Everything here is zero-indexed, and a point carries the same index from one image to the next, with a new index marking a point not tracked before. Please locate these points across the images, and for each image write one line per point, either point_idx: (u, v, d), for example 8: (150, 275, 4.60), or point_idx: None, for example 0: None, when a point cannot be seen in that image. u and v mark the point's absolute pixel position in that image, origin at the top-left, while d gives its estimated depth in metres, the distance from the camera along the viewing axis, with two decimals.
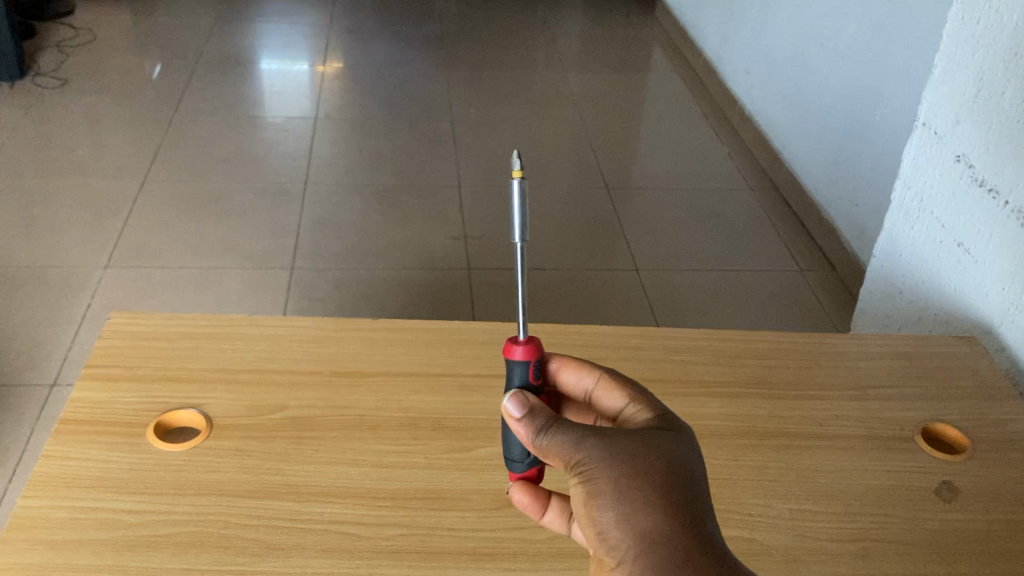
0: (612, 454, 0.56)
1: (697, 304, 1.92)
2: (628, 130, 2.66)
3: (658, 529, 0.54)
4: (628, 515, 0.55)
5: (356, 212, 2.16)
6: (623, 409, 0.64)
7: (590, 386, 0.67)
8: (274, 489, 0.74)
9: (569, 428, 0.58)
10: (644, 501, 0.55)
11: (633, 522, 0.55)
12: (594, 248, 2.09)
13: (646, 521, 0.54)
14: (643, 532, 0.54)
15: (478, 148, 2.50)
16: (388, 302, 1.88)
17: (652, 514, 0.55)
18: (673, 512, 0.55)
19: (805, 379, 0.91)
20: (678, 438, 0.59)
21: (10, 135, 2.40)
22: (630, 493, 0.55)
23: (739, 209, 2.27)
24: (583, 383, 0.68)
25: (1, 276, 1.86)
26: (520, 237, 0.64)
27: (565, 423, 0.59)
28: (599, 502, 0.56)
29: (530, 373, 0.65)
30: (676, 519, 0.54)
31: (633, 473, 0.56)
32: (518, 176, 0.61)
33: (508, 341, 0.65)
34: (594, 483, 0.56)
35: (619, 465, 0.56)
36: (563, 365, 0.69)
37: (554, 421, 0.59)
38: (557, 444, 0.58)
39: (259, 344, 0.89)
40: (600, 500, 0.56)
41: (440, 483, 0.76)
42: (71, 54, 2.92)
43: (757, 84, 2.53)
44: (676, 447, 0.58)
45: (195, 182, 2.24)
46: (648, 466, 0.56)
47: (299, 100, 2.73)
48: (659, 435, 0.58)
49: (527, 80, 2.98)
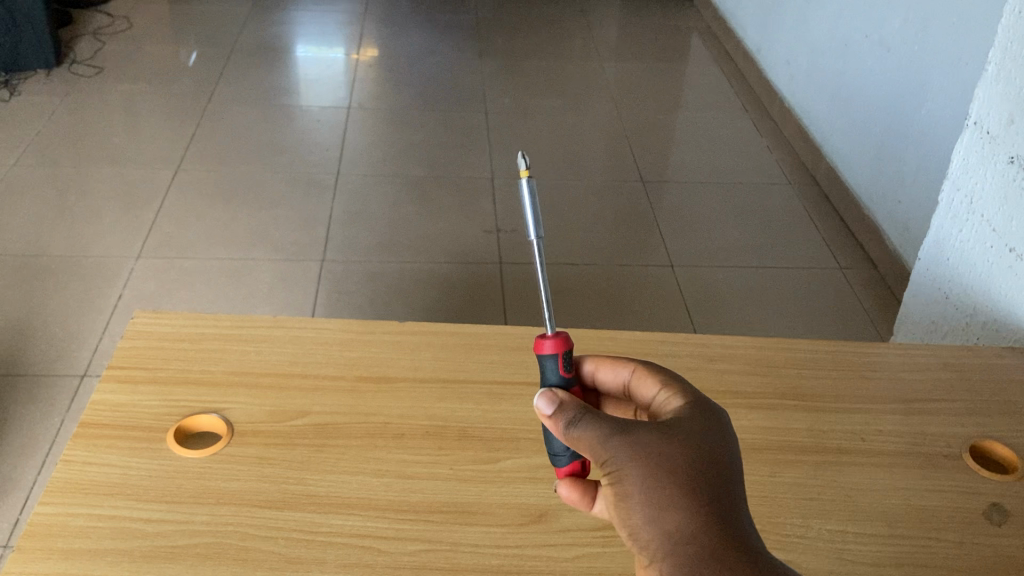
0: (640, 451, 0.54)
1: (733, 303, 1.88)
2: (665, 122, 2.61)
3: (686, 532, 0.52)
4: (655, 516, 0.53)
5: (388, 204, 2.14)
6: (655, 398, 0.61)
7: (625, 377, 0.65)
8: (295, 500, 0.72)
9: (598, 422, 0.55)
10: (673, 502, 0.53)
11: (661, 523, 0.53)
12: (629, 243, 2.05)
13: (673, 523, 0.52)
14: (671, 533, 0.52)
15: (513, 140, 2.47)
16: (419, 296, 1.86)
17: (680, 515, 0.52)
18: (701, 514, 0.53)
19: (848, 391, 0.87)
20: (710, 430, 0.56)
21: (46, 122, 2.41)
22: (658, 493, 0.53)
23: (779, 204, 2.23)
24: (619, 377, 0.65)
25: (34, 264, 1.87)
26: (535, 236, 0.65)
27: (594, 416, 0.55)
28: (628, 503, 0.54)
29: (561, 365, 0.63)
30: (704, 519, 0.52)
31: (663, 472, 0.53)
32: (525, 175, 0.63)
33: (537, 337, 0.64)
34: (623, 485, 0.54)
35: (647, 463, 0.53)
36: (598, 364, 0.67)
37: (585, 412, 0.56)
38: (586, 438, 0.55)
39: (284, 346, 0.87)
40: (630, 501, 0.54)
41: (465, 496, 0.74)
42: (107, 42, 2.92)
43: (798, 76, 2.47)
44: (708, 440, 0.55)
45: (229, 172, 2.23)
46: (679, 465, 0.54)
47: (332, 88, 2.72)
48: (688, 427, 0.56)
49: (563, 70, 2.94)
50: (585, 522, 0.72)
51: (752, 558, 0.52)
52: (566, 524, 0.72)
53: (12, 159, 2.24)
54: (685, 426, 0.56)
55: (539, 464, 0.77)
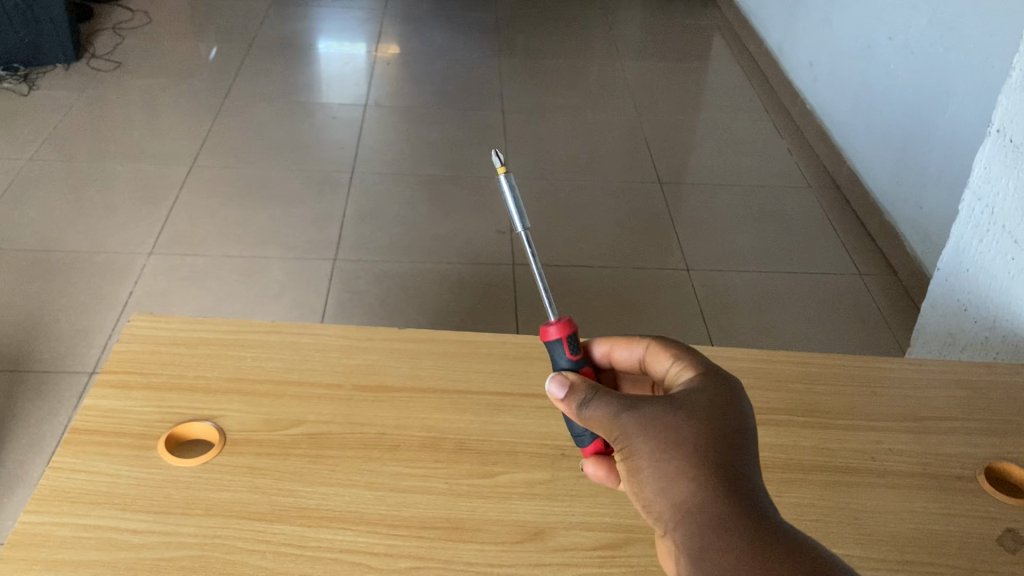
0: (647, 425, 0.55)
1: (748, 309, 1.85)
2: (684, 123, 2.58)
3: (693, 501, 0.53)
4: (666, 488, 0.54)
5: (402, 203, 2.12)
6: (668, 370, 0.62)
7: (639, 354, 0.65)
8: (284, 512, 0.71)
9: (609, 399, 0.56)
10: (681, 472, 0.54)
11: (670, 493, 0.54)
12: (644, 246, 2.03)
13: (681, 492, 0.53)
14: (680, 502, 0.53)
15: (530, 140, 2.45)
16: (431, 297, 1.84)
17: (689, 486, 0.53)
18: (709, 481, 0.53)
19: (858, 408, 0.84)
20: (722, 402, 0.56)
21: (63, 117, 2.42)
22: (667, 465, 0.54)
23: (798, 208, 2.19)
24: (634, 355, 0.66)
25: (46, 259, 1.87)
26: (523, 227, 0.68)
27: (605, 394, 0.56)
28: (641, 476, 0.55)
29: (570, 348, 0.65)
30: (712, 487, 0.53)
31: (669, 444, 0.54)
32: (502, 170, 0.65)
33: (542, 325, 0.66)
34: (634, 459, 0.55)
35: (655, 437, 0.54)
36: (612, 346, 0.67)
37: (595, 391, 0.56)
38: (597, 416, 0.56)
39: (281, 352, 0.86)
40: (642, 474, 0.55)
41: (459, 511, 0.72)
42: (126, 37, 2.93)
43: (820, 78, 2.43)
44: (718, 412, 0.56)
45: (243, 169, 2.22)
46: (686, 436, 0.54)
47: (350, 86, 2.70)
48: (700, 400, 0.56)
49: (582, 69, 2.91)
50: (582, 541, 0.70)
51: (761, 523, 0.52)
52: (562, 543, 0.70)
53: (29, 153, 2.24)
54: (694, 399, 0.56)
55: (537, 480, 0.75)
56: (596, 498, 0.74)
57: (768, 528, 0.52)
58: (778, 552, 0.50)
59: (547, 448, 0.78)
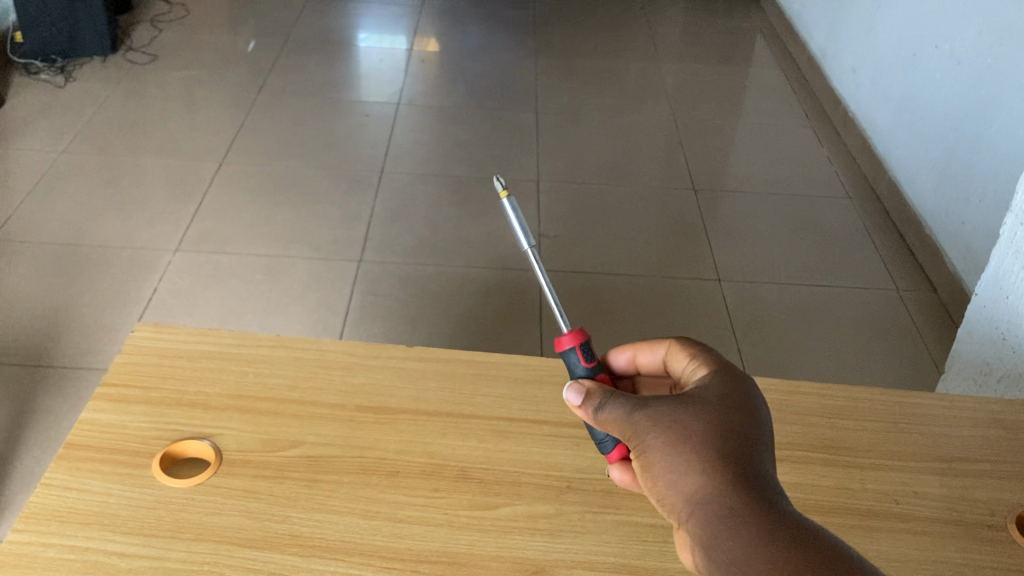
0: (656, 417, 0.53)
1: (780, 323, 1.80)
2: (722, 128, 2.53)
3: (703, 491, 0.50)
4: (678, 480, 0.51)
5: (430, 205, 2.10)
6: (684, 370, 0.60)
7: (661, 356, 0.63)
8: (276, 539, 0.68)
9: (623, 400, 0.55)
10: (691, 464, 0.51)
11: (680, 483, 0.51)
12: (676, 254, 1.98)
13: (691, 480, 0.51)
14: (691, 491, 0.51)
15: (563, 143, 2.41)
16: (456, 302, 1.81)
17: (700, 475, 0.51)
18: (719, 469, 0.51)
19: (884, 446, 0.80)
20: (738, 400, 0.54)
21: (98, 109, 2.43)
22: (678, 457, 0.52)
23: (835, 218, 2.14)
24: (657, 357, 0.63)
25: (73, 254, 1.87)
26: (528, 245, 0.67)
27: (619, 396, 0.55)
28: (654, 472, 0.53)
29: (585, 358, 0.62)
30: (722, 474, 0.50)
31: (679, 435, 0.52)
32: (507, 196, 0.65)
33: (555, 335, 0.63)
34: (647, 454, 0.53)
35: (666, 430, 0.53)
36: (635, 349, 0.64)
37: (610, 394, 0.56)
38: (612, 417, 0.55)
39: (285, 368, 0.84)
40: (655, 469, 0.53)
41: (457, 545, 0.69)
42: (163, 29, 2.93)
43: (863, 85, 2.37)
44: (733, 409, 0.54)
45: (273, 166, 2.21)
46: (697, 427, 0.52)
47: (384, 83, 2.68)
48: (715, 398, 0.54)
49: (620, 70, 2.87)
50: None
51: (774, 509, 0.49)
52: None
53: (63, 146, 2.25)
54: (706, 395, 0.55)
55: (539, 513, 0.72)
56: (601, 536, 0.71)
57: (781, 514, 0.48)
58: (789, 536, 0.47)
59: (552, 480, 0.75)
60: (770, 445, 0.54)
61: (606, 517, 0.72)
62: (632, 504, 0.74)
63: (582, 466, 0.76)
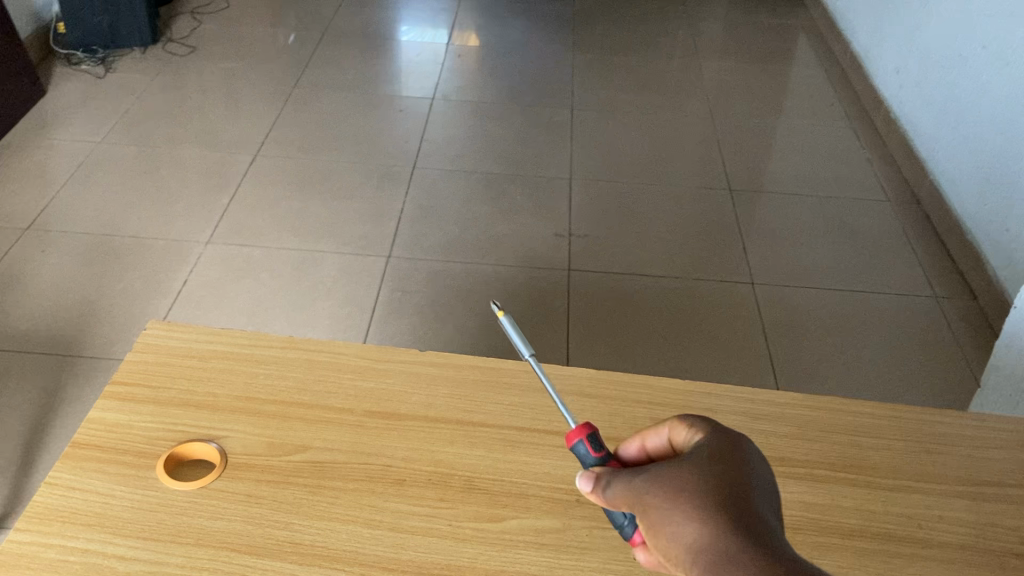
0: (653, 479, 0.52)
1: (813, 329, 1.76)
2: (761, 127, 2.48)
3: (702, 538, 0.48)
4: (679, 534, 0.49)
5: (461, 202, 2.09)
6: (678, 438, 0.58)
7: (666, 436, 0.59)
8: (276, 547, 0.67)
9: (622, 474, 0.54)
10: (688, 515, 0.49)
11: (682, 535, 0.49)
12: (709, 256, 1.95)
13: (690, 530, 0.49)
14: (692, 543, 0.49)
15: (599, 140, 2.38)
16: (483, 299, 1.79)
17: (698, 525, 0.49)
18: (715, 515, 0.49)
19: (909, 467, 0.77)
20: (732, 453, 0.53)
21: (136, 100, 2.44)
22: (676, 512, 0.50)
23: (875, 222, 2.09)
24: (665, 439, 0.59)
25: (106, 244, 1.88)
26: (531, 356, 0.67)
27: (620, 471, 0.55)
28: (658, 534, 0.51)
29: (591, 446, 0.59)
30: (719, 519, 0.48)
31: (674, 491, 0.51)
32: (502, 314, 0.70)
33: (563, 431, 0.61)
34: (649, 519, 0.51)
35: (662, 489, 0.51)
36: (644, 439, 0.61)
37: (613, 471, 0.55)
38: (615, 492, 0.54)
39: (294, 371, 0.83)
40: (658, 531, 0.51)
41: (460, 558, 0.67)
42: (203, 21, 2.95)
43: (907, 85, 2.31)
44: (727, 461, 0.52)
45: (306, 160, 2.21)
46: (692, 481, 0.51)
47: (421, 77, 2.67)
48: (710, 454, 0.53)
49: (659, 67, 2.83)
50: None
51: (771, 548, 0.46)
52: None
53: (101, 136, 2.27)
54: (700, 452, 0.53)
55: (546, 528, 0.70)
56: (609, 555, 0.69)
57: (779, 553, 0.46)
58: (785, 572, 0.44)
59: (561, 494, 0.73)
60: (771, 494, 0.51)
61: (615, 535, 0.70)
62: None
63: None
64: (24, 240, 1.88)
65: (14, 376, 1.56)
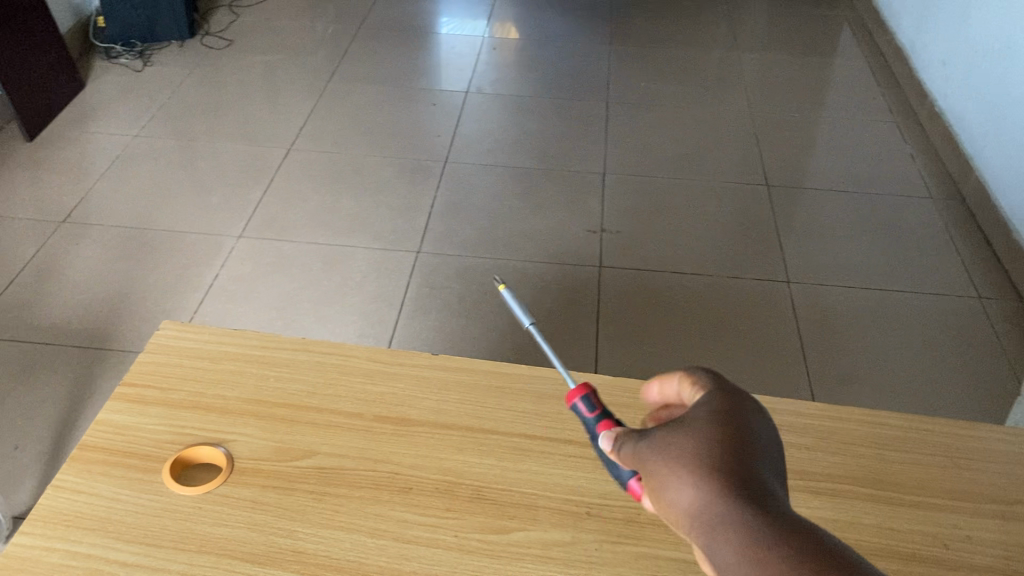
0: (656, 441, 0.47)
1: (850, 329, 1.72)
2: (801, 121, 2.43)
3: (701, 504, 0.43)
4: (680, 498, 0.44)
5: (492, 196, 2.07)
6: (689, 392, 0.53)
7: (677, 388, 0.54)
8: (279, 555, 0.66)
9: (629, 433, 0.50)
10: (688, 478, 0.44)
11: (680, 501, 0.44)
12: (745, 253, 1.91)
13: (687, 495, 0.44)
14: (691, 509, 0.44)
15: (634, 134, 2.35)
16: (512, 296, 1.78)
17: (698, 488, 0.44)
18: (715, 480, 0.44)
19: (938, 483, 0.74)
20: (740, 410, 0.47)
21: (173, 94, 2.46)
22: (677, 474, 0.45)
23: (917, 220, 2.03)
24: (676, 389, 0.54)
25: (140, 238, 1.90)
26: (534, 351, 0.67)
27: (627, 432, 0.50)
28: (662, 498, 0.46)
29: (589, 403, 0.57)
30: (719, 483, 0.43)
31: (674, 453, 0.46)
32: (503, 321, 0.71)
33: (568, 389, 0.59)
34: (652, 481, 0.47)
35: (665, 451, 0.46)
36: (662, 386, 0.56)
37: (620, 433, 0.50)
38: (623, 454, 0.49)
39: (305, 373, 0.82)
40: (661, 495, 0.46)
41: (464, 571, 0.66)
42: (241, 14, 2.97)
43: (953, 79, 2.25)
44: (733, 420, 0.47)
45: (339, 154, 2.21)
46: (693, 440, 0.46)
47: (457, 70, 2.66)
48: (717, 411, 0.48)
49: (697, 59, 2.78)
50: None
51: (774, 518, 0.41)
52: None
53: (137, 129, 2.29)
54: (705, 408, 0.48)
55: (553, 541, 0.68)
56: (618, 568, 0.67)
57: (782, 523, 0.41)
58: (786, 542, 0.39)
59: (570, 506, 0.71)
60: (779, 457, 0.46)
61: (626, 548, 0.68)
62: (654, 535, 0.69)
63: (605, 492, 0.72)
64: (60, 233, 1.90)
65: (45, 368, 1.57)
